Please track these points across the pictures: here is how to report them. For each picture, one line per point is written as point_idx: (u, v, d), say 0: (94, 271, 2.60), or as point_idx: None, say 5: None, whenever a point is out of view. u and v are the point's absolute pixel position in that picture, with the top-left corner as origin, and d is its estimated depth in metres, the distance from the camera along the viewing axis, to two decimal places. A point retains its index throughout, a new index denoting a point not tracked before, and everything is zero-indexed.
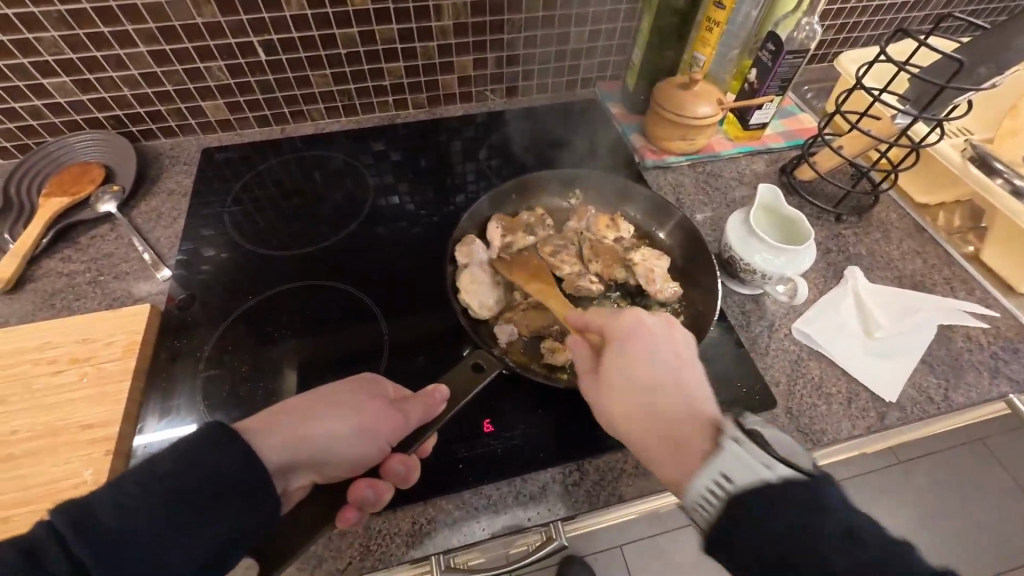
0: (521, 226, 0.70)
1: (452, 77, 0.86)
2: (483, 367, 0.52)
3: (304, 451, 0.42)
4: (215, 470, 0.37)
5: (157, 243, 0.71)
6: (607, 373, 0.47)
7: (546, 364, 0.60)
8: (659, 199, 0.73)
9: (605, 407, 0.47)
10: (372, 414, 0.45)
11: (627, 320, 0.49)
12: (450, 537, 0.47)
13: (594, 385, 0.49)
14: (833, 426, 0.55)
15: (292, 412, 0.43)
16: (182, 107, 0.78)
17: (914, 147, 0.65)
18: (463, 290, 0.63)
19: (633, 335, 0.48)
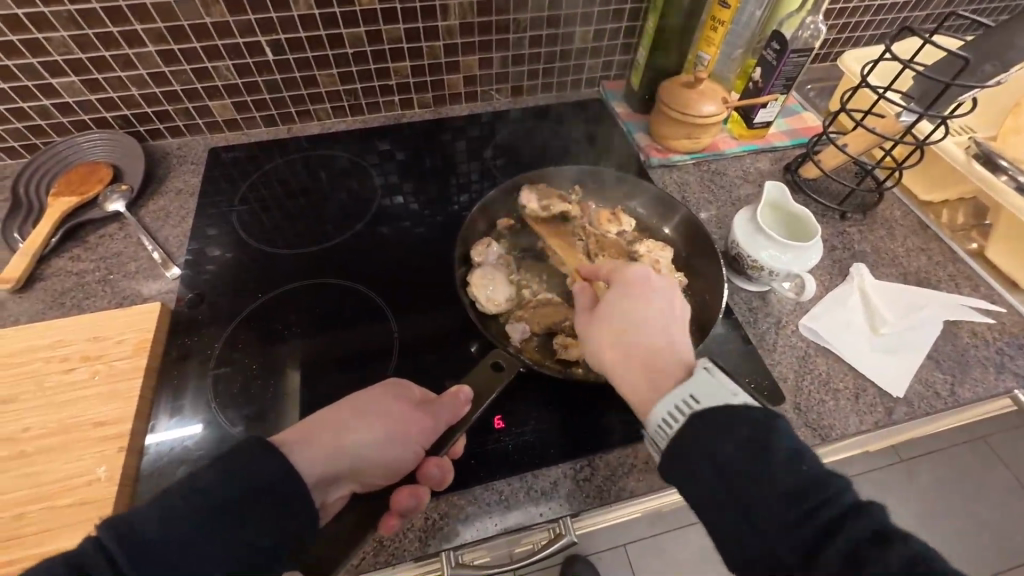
0: (554, 197, 0.75)
1: (458, 77, 0.87)
2: (501, 366, 0.52)
3: (341, 461, 0.42)
4: (256, 482, 0.37)
5: (166, 242, 0.71)
6: (605, 310, 0.49)
7: (560, 360, 0.60)
8: (664, 194, 0.73)
9: (594, 339, 0.49)
10: (399, 418, 0.46)
11: (635, 270, 0.51)
12: (462, 532, 0.48)
13: (587, 320, 0.51)
14: (841, 421, 0.55)
15: (323, 425, 0.43)
16: (190, 107, 0.79)
17: (919, 144, 0.66)
18: (474, 286, 0.64)
19: (638, 280, 0.50)
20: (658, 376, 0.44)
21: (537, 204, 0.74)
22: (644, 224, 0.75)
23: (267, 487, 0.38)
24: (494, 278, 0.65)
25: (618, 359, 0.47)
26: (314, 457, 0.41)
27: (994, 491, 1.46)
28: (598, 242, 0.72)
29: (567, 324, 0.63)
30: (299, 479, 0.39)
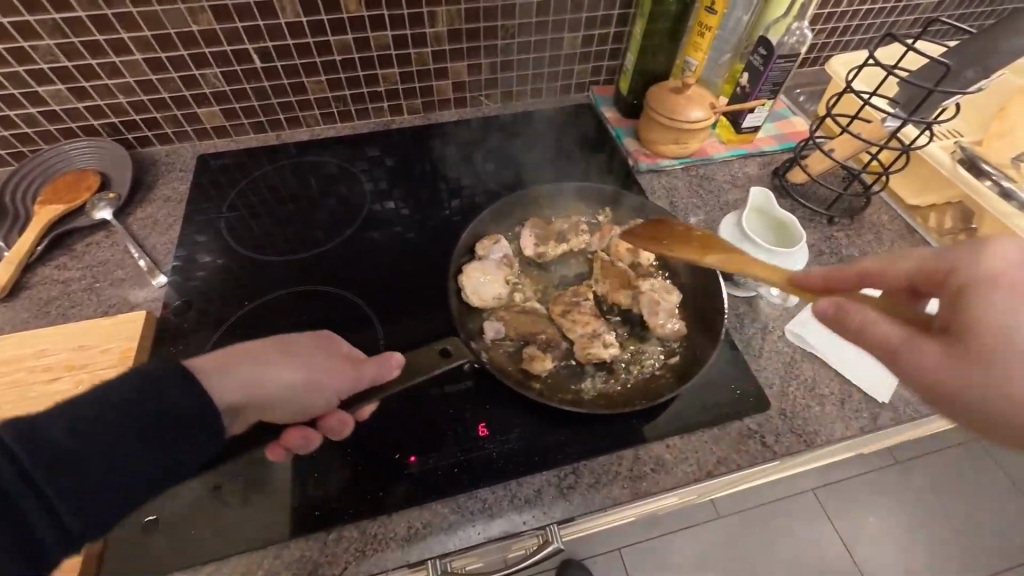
0: (555, 235, 0.70)
1: (447, 83, 0.87)
2: (451, 352, 0.53)
3: (255, 393, 0.45)
4: (171, 414, 0.39)
5: (153, 250, 0.71)
6: (989, 344, 0.29)
7: (522, 370, 0.59)
8: (670, 215, 0.70)
9: (1001, 399, 0.29)
10: (328, 371, 0.49)
11: (993, 258, 0.32)
12: (446, 541, 0.48)
13: (981, 370, 0.29)
14: (827, 427, 0.55)
15: (252, 354, 0.46)
16: (178, 114, 0.79)
17: (904, 150, 0.66)
18: (466, 277, 0.64)
19: (1017, 276, 0.30)
20: None
21: (533, 247, 0.69)
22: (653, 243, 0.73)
23: (182, 416, 0.39)
24: (486, 271, 0.65)
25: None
26: (233, 381, 0.44)
27: (989, 491, 1.47)
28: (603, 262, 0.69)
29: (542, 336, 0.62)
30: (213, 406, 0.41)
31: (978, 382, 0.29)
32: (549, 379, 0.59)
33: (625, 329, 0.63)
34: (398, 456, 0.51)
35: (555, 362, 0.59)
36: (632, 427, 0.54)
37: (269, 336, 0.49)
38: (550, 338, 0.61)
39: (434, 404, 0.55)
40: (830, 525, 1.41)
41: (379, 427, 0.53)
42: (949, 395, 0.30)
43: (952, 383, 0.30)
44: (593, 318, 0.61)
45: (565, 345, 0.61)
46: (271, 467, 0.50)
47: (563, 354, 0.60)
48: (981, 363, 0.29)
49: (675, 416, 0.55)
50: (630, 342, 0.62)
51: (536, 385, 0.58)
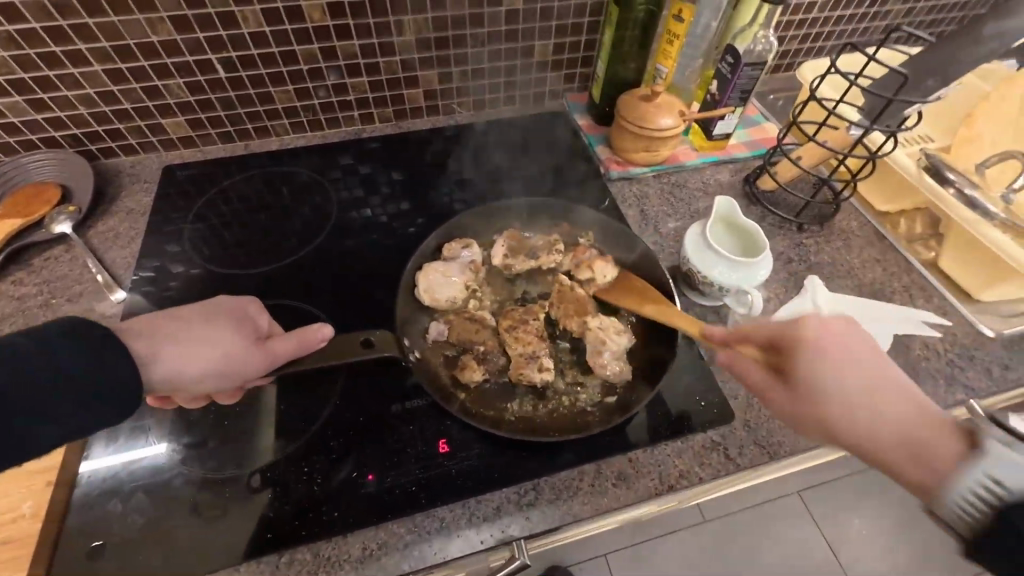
0: (526, 250, 0.69)
1: (418, 91, 0.86)
2: (372, 343, 0.55)
3: (159, 341, 0.44)
4: (96, 359, 0.39)
5: (114, 264, 0.70)
6: (802, 387, 0.41)
7: (455, 377, 0.58)
8: (626, 230, 0.70)
9: (821, 422, 0.41)
10: (241, 337, 0.48)
11: (808, 324, 0.42)
12: (402, 562, 0.47)
13: (801, 406, 0.42)
14: (791, 438, 0.55)
15: (174, 318, 0.46)
16: (142, 125, 0.78)
17: (870, 157, 0.66)
18: (423, 275, 0.64)
19: (822, 340, 0.41)
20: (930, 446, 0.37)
21: (502, 257, 0.68)
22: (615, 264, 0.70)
23: (107, 365, 0.39)
24: (448, 272, 0.65)
25: (862, 440, 0.39)
26: (141, 325, 0.44)
27: None
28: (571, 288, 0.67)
29: (481, 347, 0.60)
30: (129, 365, 0.40)
31: (809, 415, 0.41)
32: (478, 392, 0.57)
33: (571, 358, 0.61)
34: (356, 474, 0.50)
35: (487, 375, 0.58)
36: (596, 441, 0.53)
37: (195, 303, 0.49)
38: (487, 350, 0.60)
39: (393, 421, 0.54)
40: (815, 528, 1.42)
41: (338, 444, 0.52)
42: (791, 417, 0.43)
43: (781, 404, 0.43)
44: (537, 338, 0.59)
45: (502, 360, 0.60)
46: (224, 489, 0.49)
47: (498, 368, 0.59)
48: (795, 396, 0.42)
49: (638, 431, 0.54)
50: (571, 371, 0.60)
51: (462, 394, 0.57)
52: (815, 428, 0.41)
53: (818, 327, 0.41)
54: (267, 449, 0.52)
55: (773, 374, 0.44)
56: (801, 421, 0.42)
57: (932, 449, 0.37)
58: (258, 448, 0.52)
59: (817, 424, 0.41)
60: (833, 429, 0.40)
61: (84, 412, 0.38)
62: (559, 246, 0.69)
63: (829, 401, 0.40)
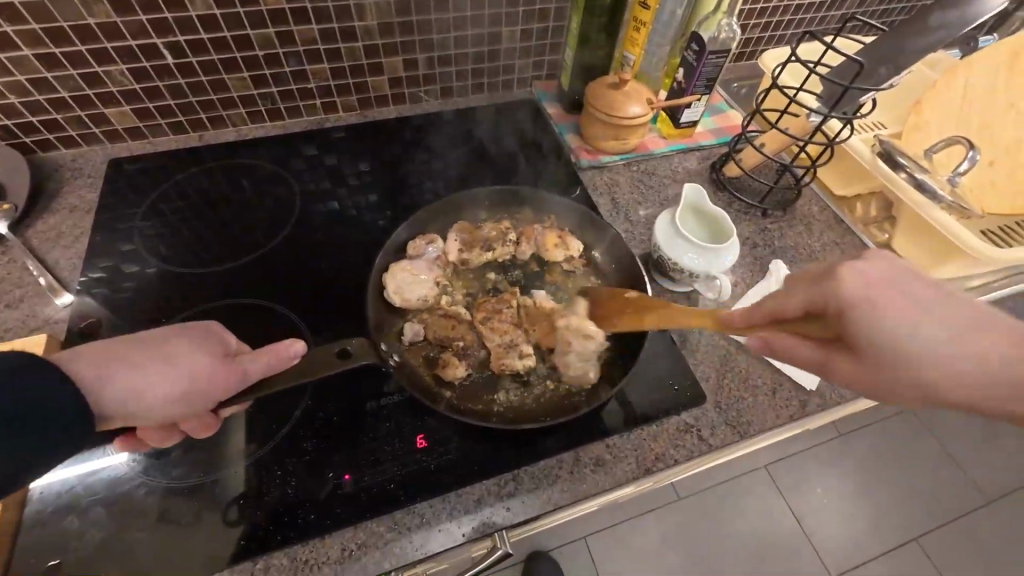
0: (479, 241, 0.67)
1: (383, 79, 0.84)
2: (350, 353, 0.50)
3: (108, 364, 0.41)
4: (26, 385, 0.36)
5: (57, 265, 0.66)
6: (878, 362, 0.34)
7: (436, 377, 0.57)
8: (591, 214, 0.69)
9: (910, 390, 0.34)
10: (204, 354, 0.45)
11: (852, 282, 0.34)
12: (383, 559, 0.46)
13: (888, 379, 0.35)
14: (760, 416, 0.57)
15: (133, 341, 0.44)
16: (82, 115, 0.72)
17: (829, 143, 0.68)
18: (391, 276, 0.62)
19: (880, 297, 0.33)
20: None
21: (458, 252, 0.66)
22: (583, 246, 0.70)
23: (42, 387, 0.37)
24: (416, 270, 0.63)
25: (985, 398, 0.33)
26: (92, 349, 0.42)
27: (924, 460, 1.57)
28: (543, 270, 0.68)
29: (459, 342, 0.59)
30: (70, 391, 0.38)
31: (897, 387, 0.35)
32: (463, 387, 0.57)
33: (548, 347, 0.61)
34: (332, 475, 0.49)
35: (468, 369, 0.57)
36: (574, 427, 0.54)
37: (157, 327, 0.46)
38: (467, 344, 0.59)
39: (371, 419, 0.53)
40: (781, 498, 1.49)
41: (312, 446, 0.51)
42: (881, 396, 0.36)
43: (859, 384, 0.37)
44: (512, 326, 0.59)
45: (482, 353, 0.59)
46: (189, 496, 0.47)
47: (478, 362, 0.59)
48: (870, 371, 0.35)
49: (616, 416, 0.55)
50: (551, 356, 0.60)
51: (448, 392, 0.56)
52: (903, 395, 0.35)
53: (875, 274, 0.34)
54: (236, 453, 0.50)
55: (827, 344, 0.38)
56: (886, 392, 0.35)
57: None
58: (227, 452, 0.50)
59: (916, 395, 0.34)
60: (933, 396, 0.34)
61: (12, 441, 0.35)
62: (510, 234, 0.68)
63: (919, 368, 0.33)
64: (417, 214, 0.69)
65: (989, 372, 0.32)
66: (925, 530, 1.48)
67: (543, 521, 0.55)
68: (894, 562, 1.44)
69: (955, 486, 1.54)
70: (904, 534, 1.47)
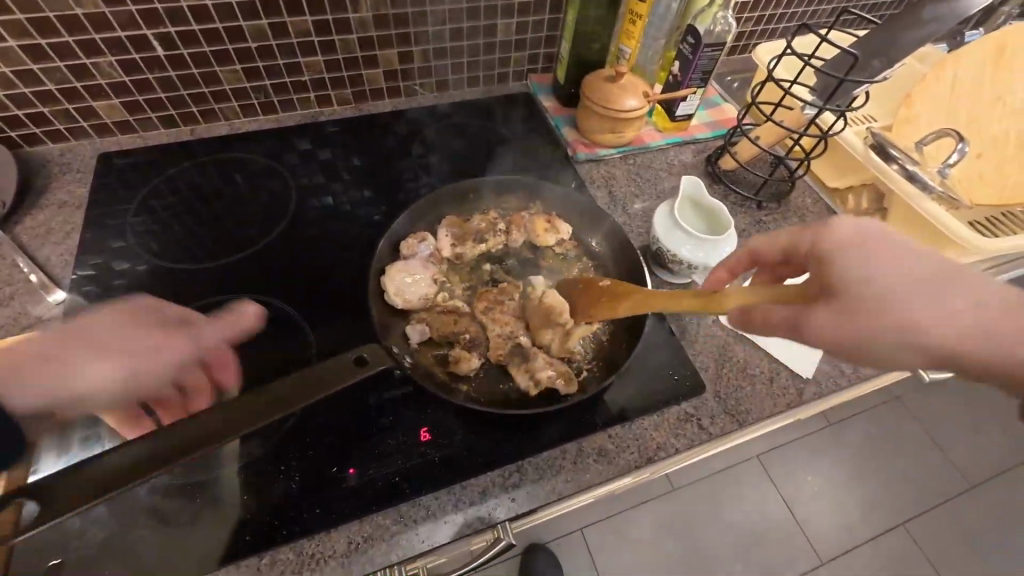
0: (472, 234, 0.66)
1: (378, 71, 0.83)
2: (366, 361, 0.48)
3: (63, 350, 0.45)
4: None
5: (48, 262, 0.64)
6: (872, 298, 0.38)
7: (450, 373, 0.56)
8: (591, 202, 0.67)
9: (898, 331, 0.37)
10: (153, 328, 0.50)
11: (844, 229, 0.41)
12: (389, 552, 0.46)
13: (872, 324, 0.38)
14: (758, 405, 0.58)
15: (72, 333, 0.46)
16: (70, 108, 0.70)
17: (822, 136, 0.69)
18: (389, 276, 0.59)
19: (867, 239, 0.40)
20: (994, 325, 0.37)
21: (451, 247, 0.64)
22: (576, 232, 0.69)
23: None
24: (411, 271, 0.60)
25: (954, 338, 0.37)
26: (40, 345, 0.45)
27: (910, 447, 1.61)
28: (536, 256, 0.67)
29: (465, 336, 0.58)
30: None
31: (888, 328, 0.37)
32: (477, 381, 0.56)
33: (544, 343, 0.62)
34: (336, 469, 0.49)
35: (482, 360, 0.57)
36: (576, 417, 0.54)
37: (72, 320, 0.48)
38: (474, 337, 0.58)
39: (373, 413, 0.53)
40: (774, 487, 1.52)
41: (316, 441, 0.51)
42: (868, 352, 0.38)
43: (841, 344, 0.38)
44: (513, 318, 0.60)
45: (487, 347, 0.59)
46: (191, 493, 0.47)
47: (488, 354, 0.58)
48: (867, 311, 0.37)
49: (617, 406, 0.55)
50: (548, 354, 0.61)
51: (464, 386, 0.56)
52: (892, 337, 0.37)
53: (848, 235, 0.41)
54: (238, 449, 0.49)
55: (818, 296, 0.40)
56: (876, 337, 0.37)
57: (1006, 330, 0.37)
58: (228, 448, 0.49)
59: (904, 337, 0.37)
60: (915, 341, 0.37)
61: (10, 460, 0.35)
62: (500, 223, 0.67)
63: (905, 304, 0.37)
64: (415, 205, 0.67)
65: (959, 312, 0.37)
66: (911, 515, 1.52)
67: (543, 512, 0.55)
68: (883, 547, 1.47)
69: (940, 472, 1.58)
70: (892, 519, 1.50)
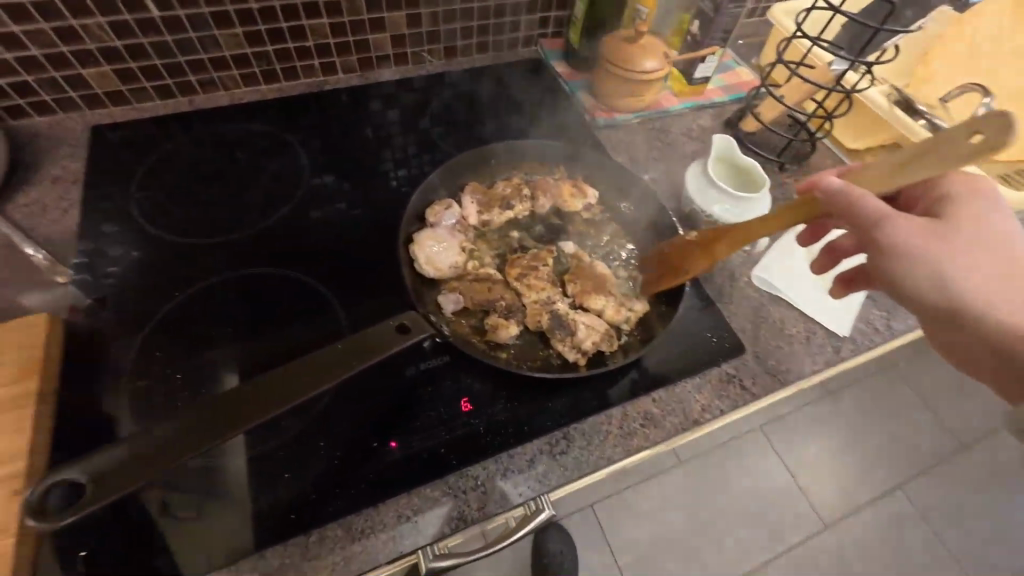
0: (498, 201, 0.63)
1: (385, 36, 0.79)
2: (409, 328, 0.46)
3: None
4: None
5: (47, 242, 0.61)
6: (966, 227, 0.43)
7: (488, 341, 0.54)
8: (618, 165, 0.65)
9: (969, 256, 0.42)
10: None
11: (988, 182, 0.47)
12: (440, 524, 0.45)
13: (913, 228, 0.43)
14: (797, 363, 0.57)
15: None
16: (58, 77, 0.65)
17: (850, 91, 0.67)
18: (417, 247, 0.57)
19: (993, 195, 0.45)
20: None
21: (478, 214, 0.62)
22: (602, 195, 0.67)
23: None
24: (441, 239, 0.58)
25: (960, 275, 0.42)
26: None
27: (906, 411, 1.65)
28: (563, 223, 0.65)
29: (500, 303, 0.56)
30: None
31: (960, 246, 0.43)
32: (515, 346, 0.55)
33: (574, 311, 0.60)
34: (377, 443, 0.47)
35: (520, 326, 0.55)
36: (619, 383, 0.53)
37: None
38: (509, 303, 0.56)
39: (412, 385, 0.51)
40: (779, 457, 1.55)
41: (353, 414, 0.49)
42: (898, 246, 0.43)
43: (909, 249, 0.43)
44: (549, 284, 0.58)
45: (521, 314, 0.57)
46: (226, 476, 0.45)
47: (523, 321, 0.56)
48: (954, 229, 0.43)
49: (660, 369, 0.54)
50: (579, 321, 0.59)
51: (504, 353, 0.54)
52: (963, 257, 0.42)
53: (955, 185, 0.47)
54: (274, 428, 0.47)
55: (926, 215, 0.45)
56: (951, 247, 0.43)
57: None
58: (263, 428, 0.47)
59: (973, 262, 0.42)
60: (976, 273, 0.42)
61: None
62: (525, 188, 0.65)
63: (988, 243, 0.43)
64: (437, 171, 0.63)
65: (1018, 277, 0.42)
66: (910, 476, 1.55)
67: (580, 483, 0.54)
68: (885, 509, 1.51)
69: (935, 434, 1.62)
70: (891, 480, 1.54)
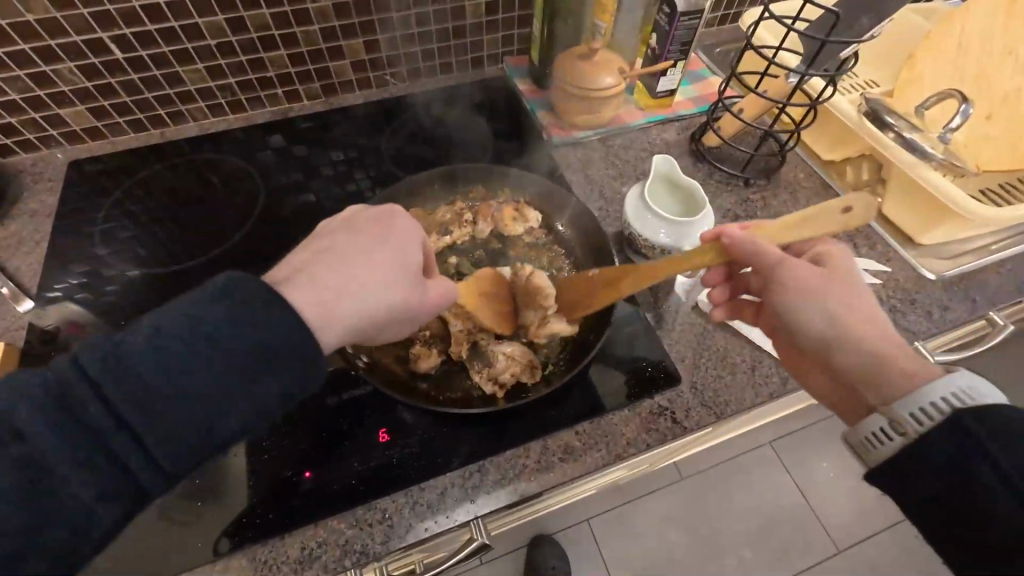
0: (437, 227, 0.64)
1: (345, 62, 0.80)
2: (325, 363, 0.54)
3: None
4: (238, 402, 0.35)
5: (18, 272, 0.65)
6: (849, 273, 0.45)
7: (410, 370, 0.54)
8: (557, 188, 0.65)
9: (855, 296, 0.43)
10: None
11: None
12: (344, 558, 0.45)
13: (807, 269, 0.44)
14: (737, 395, 0.54)
15: None
16: (37, 117, 0.70)
17: (811, 103, 0.64)
18: None
19: None
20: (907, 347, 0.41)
21: None
22: (545, 218, 0.66)
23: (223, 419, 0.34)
24: None
25: (852, 312, 0.42)
26: None
27: None
28: (504, 247, 0.64)
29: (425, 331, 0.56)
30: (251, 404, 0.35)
31: (847, 286, 0.43)
32: (438, 375, 0.55)
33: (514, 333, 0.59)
34: (291, 473, 0.48)
35: (443, 354, 0.55)
36: (541, 415, 0.52)
37: None
38: (434, 331, 0.56)
39: (333, 415, 0.52)
40: (787, 475, 1.47)
41: (271, 445, 0.49)
42: (792, 279, 0.44)
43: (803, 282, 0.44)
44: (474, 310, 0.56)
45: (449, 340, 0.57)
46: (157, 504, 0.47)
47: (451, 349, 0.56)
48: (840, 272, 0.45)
49: (585, 400, 0.53)
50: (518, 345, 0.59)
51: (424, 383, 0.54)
52: (850, 295, 0.43)
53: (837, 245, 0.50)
54: None
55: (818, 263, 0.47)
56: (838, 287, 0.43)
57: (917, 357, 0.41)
58: None
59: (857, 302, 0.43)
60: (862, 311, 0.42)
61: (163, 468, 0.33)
62: (466, 213, 0.65)
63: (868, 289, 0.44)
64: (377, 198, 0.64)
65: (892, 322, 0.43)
66: None
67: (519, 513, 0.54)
68: (905, 535, 1.41)
69: None
70: None
